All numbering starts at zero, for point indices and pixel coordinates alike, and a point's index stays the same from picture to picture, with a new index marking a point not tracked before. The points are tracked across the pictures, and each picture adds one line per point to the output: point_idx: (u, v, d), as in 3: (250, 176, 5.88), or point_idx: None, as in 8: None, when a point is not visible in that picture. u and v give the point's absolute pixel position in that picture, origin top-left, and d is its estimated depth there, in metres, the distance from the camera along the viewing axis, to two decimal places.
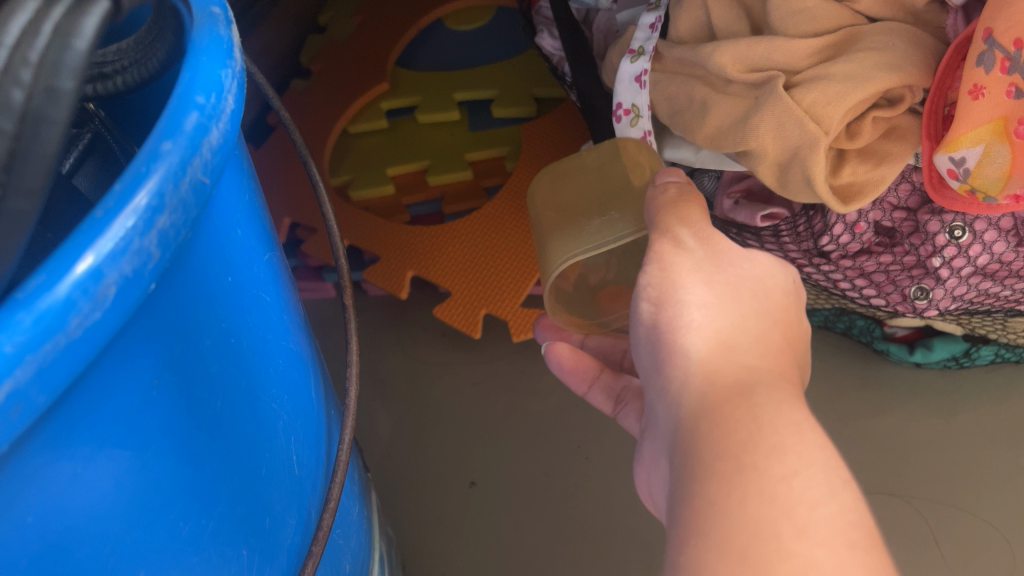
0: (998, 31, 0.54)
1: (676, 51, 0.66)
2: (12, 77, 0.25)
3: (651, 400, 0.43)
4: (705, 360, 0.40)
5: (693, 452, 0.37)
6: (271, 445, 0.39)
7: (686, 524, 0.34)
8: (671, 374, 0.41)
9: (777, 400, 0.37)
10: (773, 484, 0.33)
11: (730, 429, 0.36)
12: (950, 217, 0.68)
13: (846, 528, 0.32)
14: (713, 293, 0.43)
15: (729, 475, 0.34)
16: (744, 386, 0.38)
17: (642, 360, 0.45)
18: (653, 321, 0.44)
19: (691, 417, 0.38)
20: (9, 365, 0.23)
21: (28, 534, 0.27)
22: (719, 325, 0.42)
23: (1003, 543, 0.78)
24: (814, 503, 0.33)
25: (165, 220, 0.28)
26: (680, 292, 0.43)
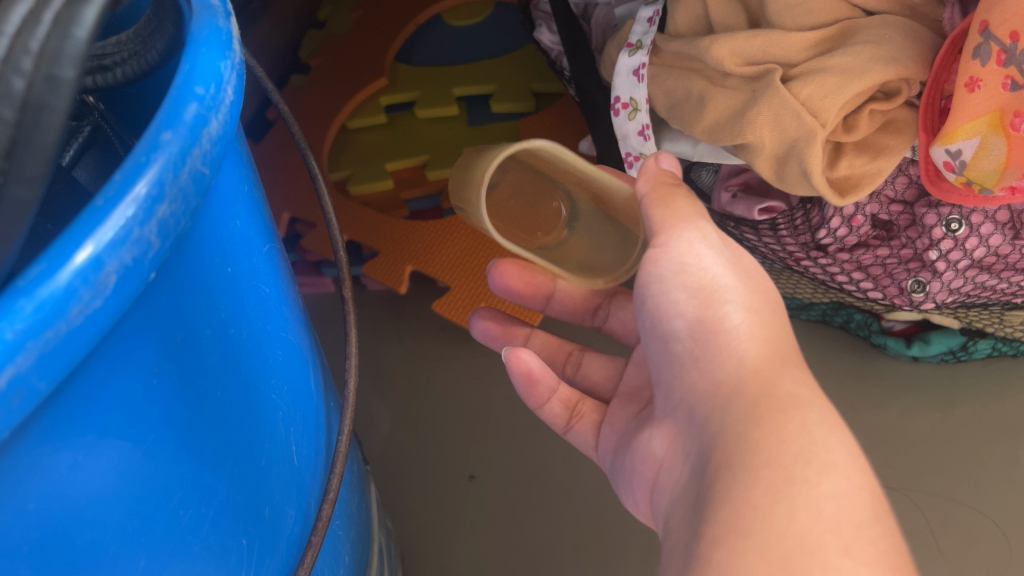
0: (993, 25, 0.54)
1: (673, 45, 0.66)
2: (13, 66, 0.25)
3: (687, 401, 0.45)
4: (760, 358, 0.44)
5: (734, 455, 0.39)
6: (271, 435, 0.40)
7: (730, 525, 0.35)
8: (720, 374, 0.44)
9: (823, 418, 0.40)
10: (819, 501, 0.36)
11: (785, 437, 0.38)
12: (947, 210, 0.69)
13: (889, 552, 0.35)
14: (748, 294, 0.47)
15: (777, 484, 0.36)
16: (796, 399, 0.41)
17: (676, 358, 0.47)
18: (695, 323, 0.46)
19: (741, 422, 0.40)
20: (10, 351, 0.23)
21: (30, 520, 0.27)
22: (757, 325, 0.45)
23: (999, 535, 0.78)
24: (860, 524, 0.35)
25: (165, 210, 0.28)
26: (721, 293, 0.46)
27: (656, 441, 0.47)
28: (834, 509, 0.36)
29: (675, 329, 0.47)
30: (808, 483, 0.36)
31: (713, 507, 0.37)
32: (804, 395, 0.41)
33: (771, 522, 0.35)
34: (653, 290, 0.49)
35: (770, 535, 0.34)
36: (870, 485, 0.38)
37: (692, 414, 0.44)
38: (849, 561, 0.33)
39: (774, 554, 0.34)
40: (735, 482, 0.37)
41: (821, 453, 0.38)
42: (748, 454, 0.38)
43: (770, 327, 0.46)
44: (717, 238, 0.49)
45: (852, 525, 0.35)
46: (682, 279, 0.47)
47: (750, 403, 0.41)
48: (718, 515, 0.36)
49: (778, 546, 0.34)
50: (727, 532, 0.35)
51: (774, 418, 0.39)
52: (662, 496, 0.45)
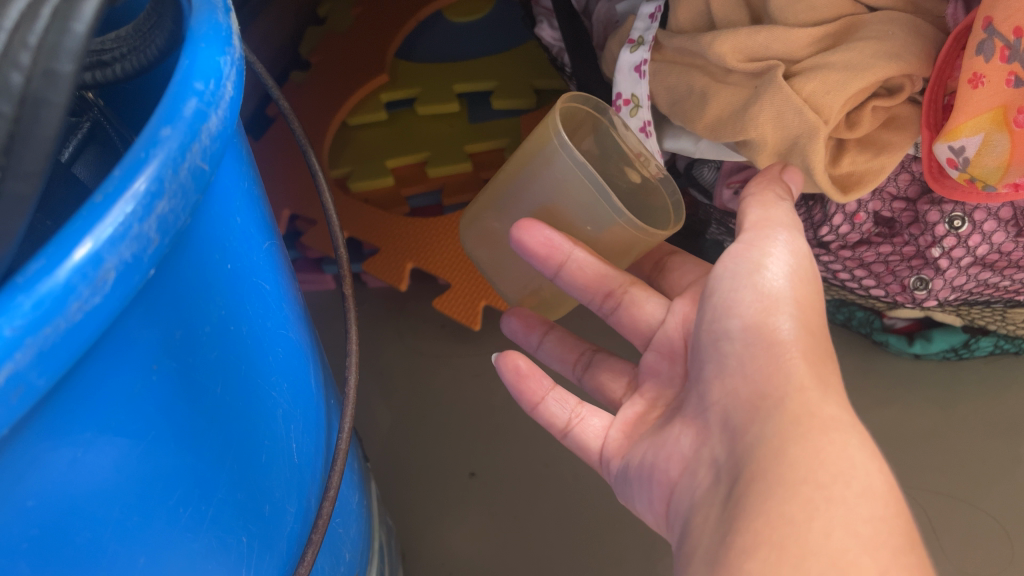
0: (997, 21, 0.54)
1: (675, 41, 0.66)
2: (11, 61, 0.25)
3: (725, 401, 0.46)
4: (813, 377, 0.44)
5: (772, 470, 0.39)
6: (271, 432, 0.39)
7: (764, 536, 0.36)
8: (764, 385, 0.44)
9: (863, 444, 0.41)
10: (858, 523, 0.36)
11: (824, 458, 0.39)
12: (949, 207, 0.68)
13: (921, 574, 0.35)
14: (811, 315, 0.48)
15: (814, 500, 0.37)
16: (839, 423, 0.41)
17: (721, 358, 0.48)
18: (753, 329, 0.47)
19: (780, 437, 0.41)
20: (9, 348, 0.23)
21: (30, 517, 0.27)
22: (813, 346, 0.46)
23: (1001, 533, 0.78)
24: (897, 549, 0.36)
25: (165, 206, 0.28)
26: (789, 305, 0.47)
27: (681, 443, 0.48)
28: (872, 530, 0.36)
29: (731, 329, 0.48)
30: (847, 503, 0.37)
31: (750, 516, 0.38)
32: (846, 419, 0.42)
33: (805, 539, 0.35)
34: (723, 285, 0.50)
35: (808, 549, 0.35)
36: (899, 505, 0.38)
37: (729, 416, 0.45)
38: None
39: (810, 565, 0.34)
40: (771, 498, 0.38)
41: (862, 475, 0.39)
42: (795, 467, 0.39)
43: (821, 347, 0.46)
44: (802, 255, 0.50)
45: (890, 549, 0.35)
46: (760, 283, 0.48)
47: (790, 421, 0.41)
48: (755, 523, 0.37)
49: (815, 562, 0.35)
50: (758, 542, 0.36)
51: (817, 438, 0.40)
52: (681, 501, 0.46)
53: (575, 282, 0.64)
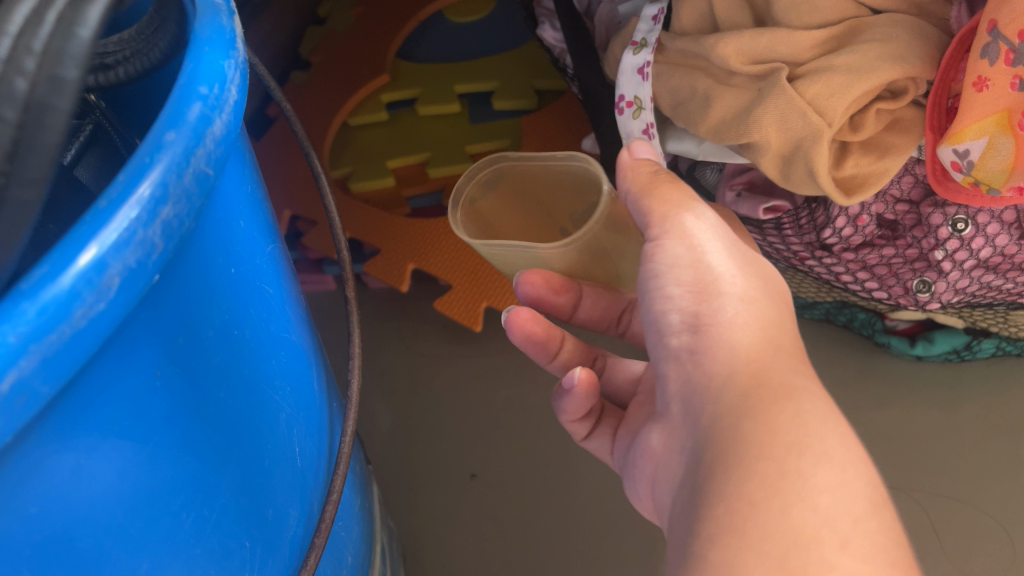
0: (1002, 24, 0.54)
1: (678, 43, 0.66)
2: (16, 66, 0.24)
3: (683, 394, 0.43)
4: (755, 346, 0.42)
5: (728, 447, 0.37)
6: (273, 436, 0.39)
7: (724, 522, 0.34)
8: (709, 368, 0.42)
9: (822, 410, 0.39)
10: (815, 494, 0.34)
11: (778, 430, 0.37)
12: (952, 210, 0.68)
13: (889, 545, 0.33)
14: (749, 285, 0.45)
15: (771, 479, 0.35)
16: (791, 390, 0.39)
17: (667, 356, 0.45)
18: (692, 317, 0.44)
19: (732, 414, 0.39)
20: (12, 355, 0.23)
21: (33, 524, 0.27)
22: (759, 316, 0.43)
23: (1002, 534, 0.78)
24: (858, 516, 0.34)
25: (169, 211, 0.28)
26: (720, 283, 0.45)
27: (652, 439, 0.46)
28: (829, 502, 0.34)
29: (669, 323, 0.46)
30: (803, 477, 0.35)
31: (711, 502, 0.35)
32: (804, 386, 0.40)
33: (763, 519, 0.33)
34: (652, 287, 0.48)
35: (769, 530, 0.33)
36: (867, 476, 0.36)
37: (687, 406, 0.42)
38: (846, 557, 0.32)
39: (770, 545, 0.32)
40: (726, 479, 0.36)
41: (815, 446, 0.36)
42: (748, 448, 0.36)
43: (765, 324, 0.43)
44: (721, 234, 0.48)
45: (851, 517, 0.34)
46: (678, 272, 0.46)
47: (741, 393, 0.39)
48: (716, 510, 0.35)
49: (776, 543, 0.33)
50: (722, 530, 0.34)
51: (768, 409, 0.38)
52: (659, 492, 0.44)
53: (590, 316, 0.67)
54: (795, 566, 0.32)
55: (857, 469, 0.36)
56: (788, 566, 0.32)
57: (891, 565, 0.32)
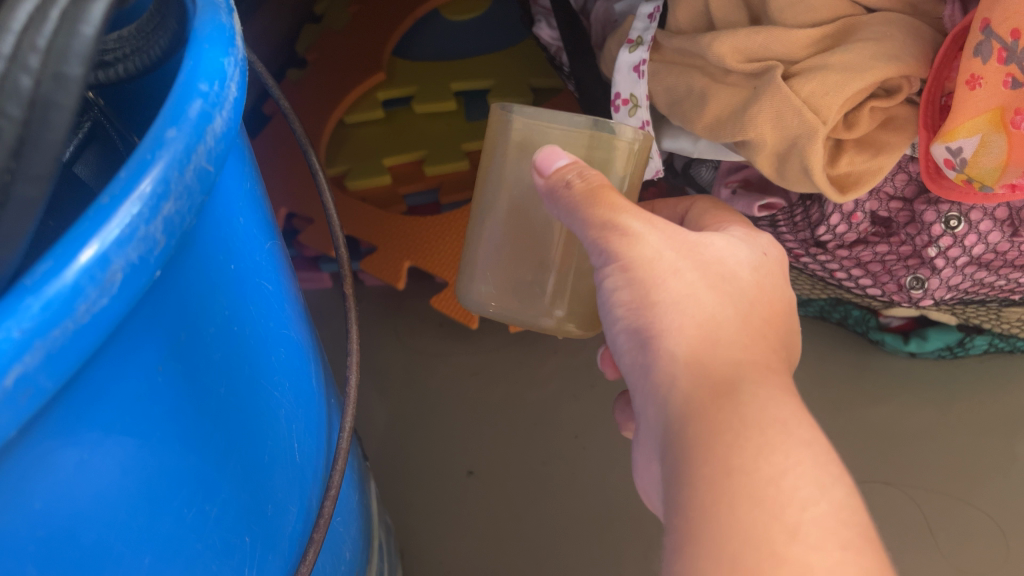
0: (995, 23, 0.54)
1: (674, 41, 0.66)
2: (20, 64, 0.25)
3: (642, 406, 0.42)
4: (693, 349, 0.40)
5: (682, 453, 0.36)
6: (273, 432, 0.40)
7: (685, 528, 0.33)
8: (658, 379, 0.40)
9: (764, 396, 0.37)
10: (762, 487, 0.33)
11: (718, 430, 0.36)
12: (946, 208, 0.69)
13: (837, 527, 0.32)
14: (687, 284, 0.42)
15: (718, 479, 0.34)
16: (729, 384, 0.38)
17: (629, 372, 0.44)
18: (635, 329, 0.43)
19: (679, 421, 0.38)
20: (17, 351, 0.23)
21: (37, 519, 0.27)
22: (695, 317, 0.41)
23: (994, 530, 0.79)
24: (805, 502, 0.33)
25: (170, 207, 0.28)
26: (656, 291, 0.42)
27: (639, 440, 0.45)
28: (776, 492, 0.33)
29: (622, 335, 0.44)
30: (747, 471, 0.34)
31: (673, 513, 0.35)
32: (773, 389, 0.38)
33: (717, 522, 0.33)
34: (604, 303, 0.45)
35: (724, 534, 0.32)
36: (813, 455, 0.35)
37: (642, 416, 0.42)
38: (797, 547, 0.31)
39: (725, 548, 0.32)
40: (680, 489, 0.35)
41: (755, 437, 0.35)
42: (697, 455, 0.35)
43: (701, 329, 0.41)
44: (660, 238, 0.43)
45: (799, 504, 0.33)
46: (615, 286, 0.44)
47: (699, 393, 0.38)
48: (678, 520, 0.34)
49: (729, 544, 0.32)
50: (684, 535, 0.33)
51: (711, 412, 0.37)
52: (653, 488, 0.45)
53: None
54: (749, 567, 0.31)
55: (803, 452, 0.35)
56: (742, 565, 0.31)
57: (842, 548, 0.32)
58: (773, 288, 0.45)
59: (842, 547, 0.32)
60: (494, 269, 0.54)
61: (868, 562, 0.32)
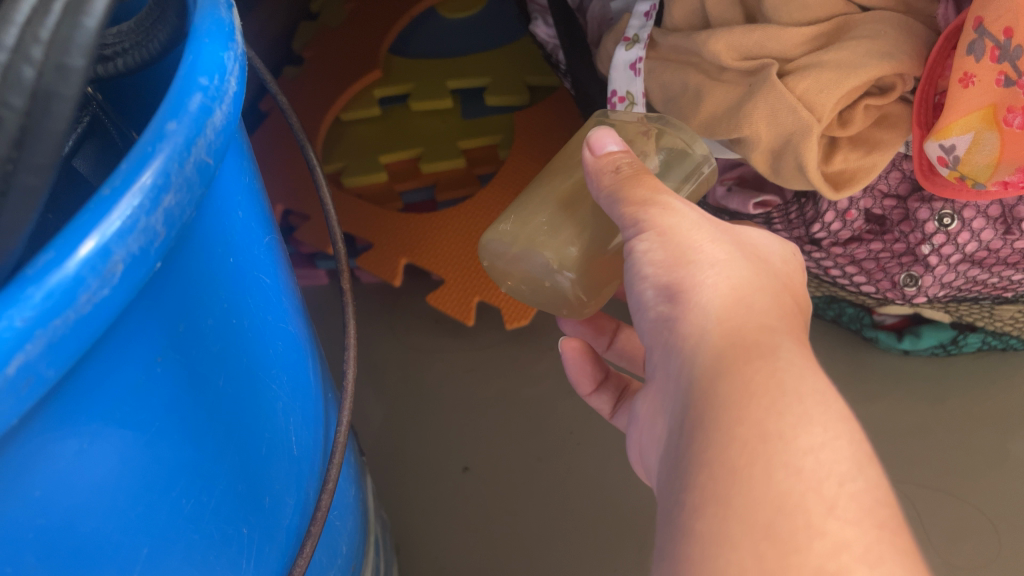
0: (988, 21, 0.55)
1: (671, 39, 0.66)
2: (23, 55, 0.25)
3: (663, 361, 0.41)
4: (726, 307, 0.39)
5: (704, 410, 0.35)
6: (271, 425, 0.40)
7: (708, 488, 0.33)
8: (685, 339, 0.39)
9: (799, 364, 0.36)
10: (799, 457, 0.32)
11: (752, 391, 0.35)
12: (939, 205, 0.69)
13: (875, 506, 0.32)
14: (723, 251, 0.42)
15: (752, 442, 0.33)
16: (764, 346, 0.37)
17: (650, 334, 0.43)
18: (666, 287, 0.42)
19: (707, 377, 0.36)
20: (19, 340, 0.23)
21: (37, 508, 0.27)
22: (731, 278, 0.41)
23: (989, 527, 0.79)
24: (842, 477, 0.32)
25: (171, 199, 0.28)
26: (692, 252, 0.42)
27: (642, 403, 0.44)
28: (813, 464, 0.32)
29: (646, 298, 0.43)
30: (785, 438, 0.33)
31: (692, 470, 0.34)
32: (801, 363, 0.37)
33: (748, 485, 0.32)
34: (630, 268, 0.44)
35: (755, 498, 0.31)
36: (849, 432, 0.34)
37: (666, 370, 0.40)
38: (835, 522, 0.31)
39: (758, 517, 0.31)
40: (694, 462, 0.34)
41: (794, 404, 0.34)
42: (727, 412, 0.34)
43: (741, 294, 0.40)
44: (696, 213, 0.44)
45: (836, 479, 0.32)
46: (647, 249, 0.43)
47: (719, 352, 0.37)
48: (699, 479, 0.33)
49: (761, 512, 0.31)
50: (705, 500, 0.32)
51: (741, 368, 0.36)
52: (650, 453, 0.43)
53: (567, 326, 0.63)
54: (784, 537, 0.30)
55: (842, 427, 0.34)
56: (774, 534, 0.30)
57: (881, 527, 0.31)
58: (799, 280, 0.46)
59: (879, 528, 0.31)
60: (526, 215, 0.52)
61: (903, 540, 0.31)
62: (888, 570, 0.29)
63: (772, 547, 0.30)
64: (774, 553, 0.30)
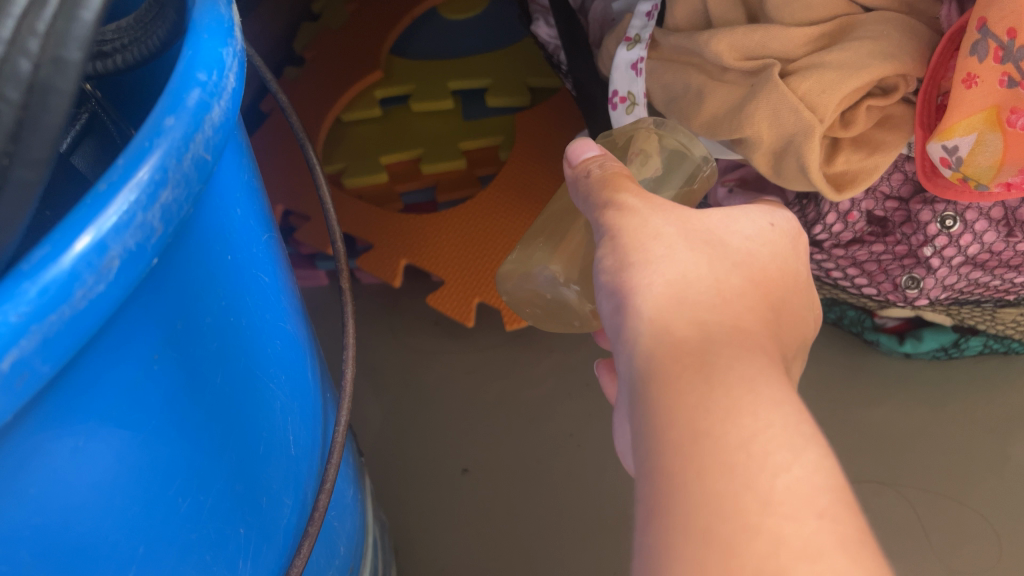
0: (991, 22, 0.55)
1: (672, 39, 0.66)
2: (19, 48, 0.25)
3: (614, 365, 0.41)
4: (659, 306, 0.39)
5: (641, 415, 0.35)
6: (268, 424, 0.39)
7: (653, 496, 0.32)
8: (625, 343, 0.39)
9: (731, 356, 0.36)
10: (732, 454, 0.31)
11: (683, 391, 0.34)
12: (941, 207, 0.69)
13: (814, 494, 0.30)
14: (664, 246, 0.41)
15: (685, 445, 0.32)
16: (696, 346, 0.36)
17: (606, 337, 0.42)
18: (611, 290, 0.41)
19: (642, 381, 0.36)
20: (13, 336, 0.23)
21: (32, 506, 0.27)
22: (668, 274, 0.40)
23: (989, 532, 0.79)
24: (778, 468, 0.31)
25: (168, 195, 0.28)
26: (633, 252, 0.41)
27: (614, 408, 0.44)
28: (748, 459, 0.31)
29: (601, 302, 0.43)
30: (714, 436, 0.32)
31: (637, 480, 0.33)
32: (746, 362, 0.36)
33: (687, 490, 0.31)
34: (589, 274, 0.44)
35: (695, 503, 0.31)
36: (784, 418, 0.33)
37: (615, 374, 0.40)
38: (770, 518, 0.29)
39: (696, 521, 0.30)
40: (641, 471, 0.33)
41: (723, 400, 0.34)
42: (660, 421, 0.34)
43: (676, 290, 0.39)
44: (649, 210, 0.43)
45: (772, 471, 0.31)
46: (599, 254, 0.43)
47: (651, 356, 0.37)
48: (645, 488, 0.33)
49: (701, 517, 0.30)
50: (653, 510, 0.32)
51: (671, 370, 0.36)
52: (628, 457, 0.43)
53: None
54: (724, 540, 0.29)
55: (776, 415, 0.33)
56: (714, 538, 0.29)
57: (821, 516, 0.30)
58: (769, 262, 0.44)
59: (822, 515, 0.30)
60: (525, 242, 0.54)
61: (848, 530, 0.30)
62: (828, 566, 0.28)
63: (712, 553, 0.29)
64: (715, 556, 0.29)
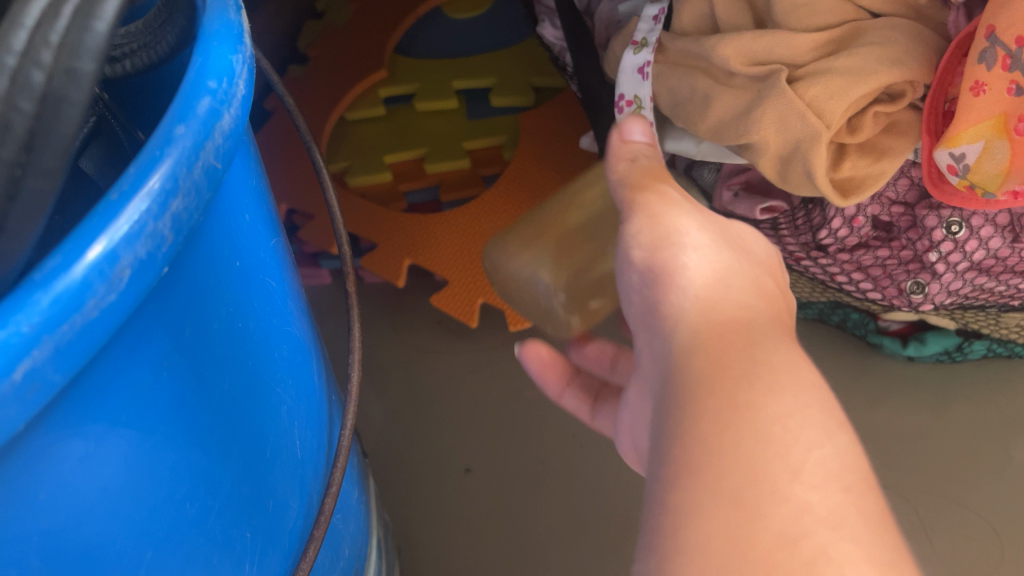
0: (1000, 30, 0.55)
1: (678, 44, 0.66)
2: (33, 59, 0.25)
3: (643, 346, 0.40)
4: (702, 291, 0.39)
5: (677, 387, 0.35)
6: (275, 428, 0.40)
7: (679, 463, 0.32)
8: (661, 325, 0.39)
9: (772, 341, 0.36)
10: (767, 424, 0.32)
11: (722, 364, 0.35)
12: (947, 213, 0.70)
13: (843, 472, 0.31)
14: (706, 237, 0.42)
15: (723, 413, 0.32)
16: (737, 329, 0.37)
17: (633, 319, 0.42)
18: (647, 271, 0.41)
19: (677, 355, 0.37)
20: (26, 346, 0.23)
21: (41, 512, 0.27)
22: (711, 264, 0.40)
23: (990, 534, 0.79)
24: (811, 443, 0.31)
25: (179, 204, 0.28)
26: (677, 236, 0.41)
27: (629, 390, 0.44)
28: (782, 430, 0.32)
29: (631, 283, 0.42)
30: (754, 408, 0.32)
31: (664, 449, 0.33)
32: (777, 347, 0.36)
33: (718, 455, 0.31)
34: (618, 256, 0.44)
35: (725, 467, 0.30)
36: (819, 401, 0.34)
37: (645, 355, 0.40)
38: (801, 487, 0.30)
39: (728, 487, 0.30)
40: (666, 441, 0.33)
41: (764, 376, 0.34)
42: (692, 394, 0.34)
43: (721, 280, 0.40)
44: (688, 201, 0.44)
45: (803, 444, 0.31)
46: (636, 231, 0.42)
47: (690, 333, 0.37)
48: (672, 454, 0.32)
49: (729, 479, 0.30)
50: (675, 475, 0.31)
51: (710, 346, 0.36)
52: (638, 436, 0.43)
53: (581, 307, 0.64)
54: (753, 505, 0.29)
55: (811, 399, 0.33)
56: (743, 503, 0.29)
57: (845, 491, 0.30)
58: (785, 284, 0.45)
59: (845, 490, 0.30)
60: None
61: (872, 506, 0.30)
62: (850, 532, 0.29)
63: (739, 516, 0.29)
64: (739, 520, 0.29)
